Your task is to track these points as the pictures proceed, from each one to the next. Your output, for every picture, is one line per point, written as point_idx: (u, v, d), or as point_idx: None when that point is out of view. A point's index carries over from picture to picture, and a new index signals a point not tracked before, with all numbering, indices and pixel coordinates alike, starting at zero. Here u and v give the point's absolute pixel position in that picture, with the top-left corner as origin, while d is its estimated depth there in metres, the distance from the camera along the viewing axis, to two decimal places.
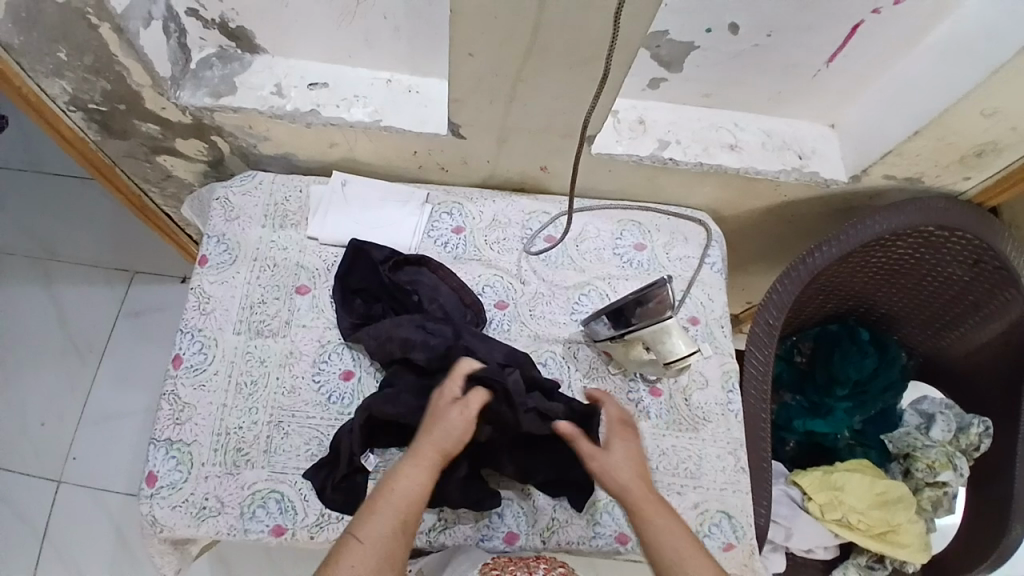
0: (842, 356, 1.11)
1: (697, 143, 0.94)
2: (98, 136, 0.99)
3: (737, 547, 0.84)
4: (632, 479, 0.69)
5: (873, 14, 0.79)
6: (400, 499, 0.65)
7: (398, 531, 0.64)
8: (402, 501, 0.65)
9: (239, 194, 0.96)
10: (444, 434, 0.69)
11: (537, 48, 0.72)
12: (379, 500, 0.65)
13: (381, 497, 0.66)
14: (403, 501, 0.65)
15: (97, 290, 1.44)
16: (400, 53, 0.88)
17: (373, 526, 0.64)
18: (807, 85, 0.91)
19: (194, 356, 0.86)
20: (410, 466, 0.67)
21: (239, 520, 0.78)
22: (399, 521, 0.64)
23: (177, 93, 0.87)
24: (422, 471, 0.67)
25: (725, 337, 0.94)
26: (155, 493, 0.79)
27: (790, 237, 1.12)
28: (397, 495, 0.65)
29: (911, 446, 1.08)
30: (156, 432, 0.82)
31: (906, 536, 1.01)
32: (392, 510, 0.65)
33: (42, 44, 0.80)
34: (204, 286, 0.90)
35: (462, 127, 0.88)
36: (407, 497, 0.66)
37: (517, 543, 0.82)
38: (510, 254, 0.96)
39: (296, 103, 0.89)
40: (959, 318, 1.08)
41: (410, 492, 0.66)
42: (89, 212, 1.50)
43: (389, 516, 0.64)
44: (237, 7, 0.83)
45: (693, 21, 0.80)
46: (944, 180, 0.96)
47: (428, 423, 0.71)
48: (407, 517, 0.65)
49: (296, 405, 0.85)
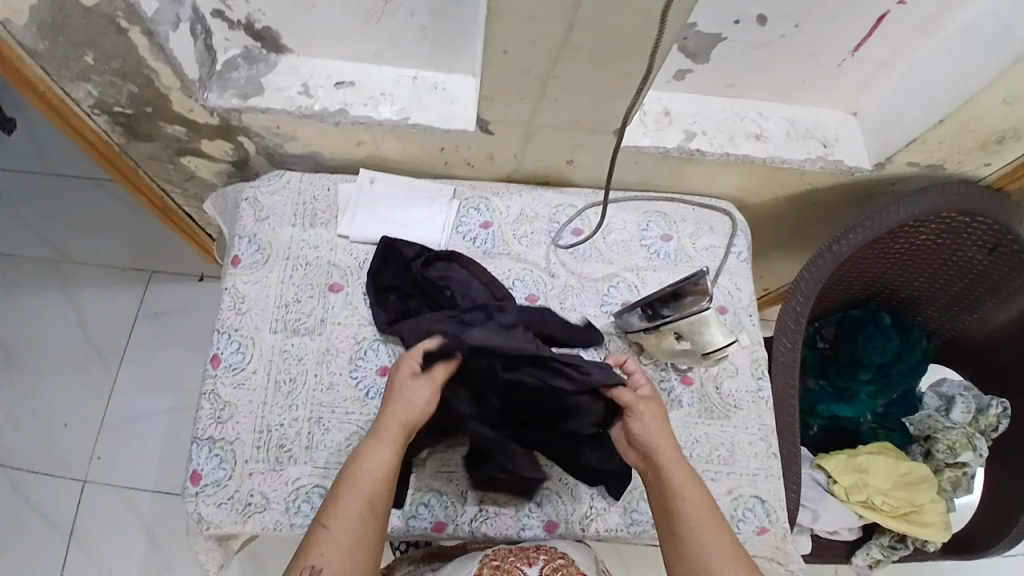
0: (865, 338, 1.13)
1: (722, 133, 0.94)
2: (122, 139, 0.99)
3: (770, 531, 0.86)
4: (659, 438, 0.73)
5: (900, 5, 0.79)
6: (365, 482, 0.68)
7: (367, 513, 0.66)
8: (368, 484, 0.68)
9: (268, 194, 0.97)
10: (399, 415, 0.71)
11: (570, 45, 0.72)
12: (345, 486, 0.68)
13: (348, 481, 0.68)
14: (367, 484, 0.67)
15: (116, 291, 1.45)
16: (425, 50, 0.87)
17: (341, 512, 0.66)
18: (831, 72, 0.90)
19: (232, 355, 0.87)
20: (371, 449, 0.69)
21: (284, 515, 0.80)
22: (366, 503, 0.67)
23: (204, 95, 0.87)
24: (383, 450, 0.69)
25: (753, 325, 0.96)
26: (200, 490, 0.81)
27: (811, 222, 1.13)
28: (362, 478, 0.68)
29: (932, 428, 1.11)
30: (199, 430, 0.84)
31: (931, 516, 1.02)
32: (357, 493, 0.67)
33: (68, 49, 0.80)
34: (238, 286, 0.91)
35: (490, 124, 0.88)
36: (371, 479, 0.68)
37: (557, 531, 0.84)
38: (538, 248, 0.97)
39: (324, 103, 0.89)
40: (980, 299, 1.08)
41: (373, 474, 0.68)
42: (104, 213, 1.50)
43: (356, 499, 0.67)
44: (263, 9, 0.82)
45: (721, 13, 0.80)
46: (966, 166, 0.97)
47: (390, 401, 0.73)
48: (374, 498, 0.67)
49: (335, 401, 0.86)
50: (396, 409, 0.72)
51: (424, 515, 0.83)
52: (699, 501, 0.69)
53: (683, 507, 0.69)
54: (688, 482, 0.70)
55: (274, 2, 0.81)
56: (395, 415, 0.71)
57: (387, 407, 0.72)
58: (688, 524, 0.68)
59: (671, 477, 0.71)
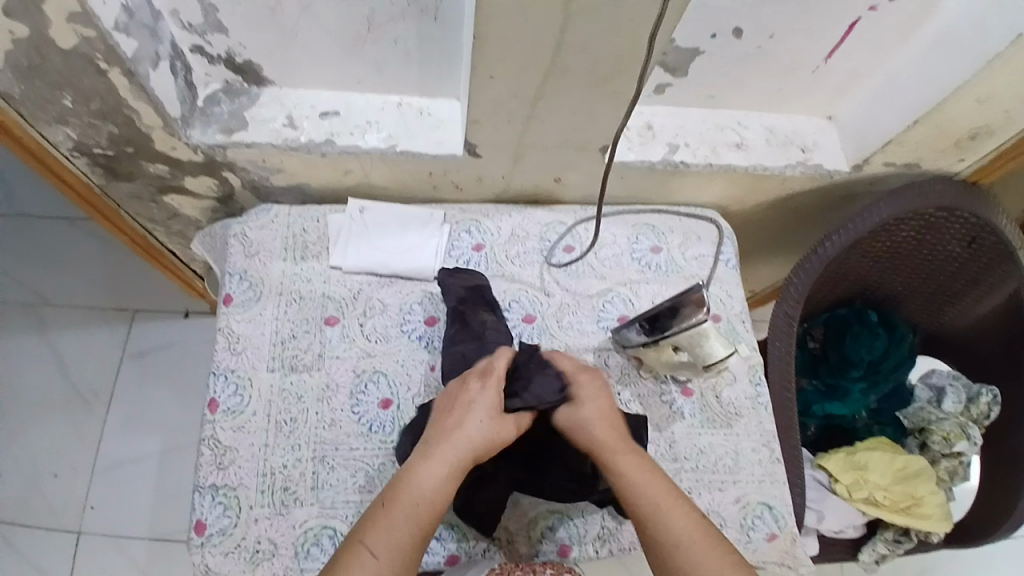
0: (853, 337, 1.16)
1: (706, 144, 0.96)
2: (103, 180, 0.98)
3: (780, 536, 0.86)
4: (602, 435, 0.77)
5: (871, 12, 0.82)
6: (423, 504, 0.69)
7: (418, 536, 0.68)
8: (420, 504, 0.69)
9: (256, 229, 0.96)
10: (469, 440, 0.74)
11: (557, 66, 0.74)
12: (396, 502, 0.69)
13: (400, 497, 0.69)
14: (419, 504, 0.69)
15: (97, 332, 1.41)
16: (409, 78, 0.87)
17: (390, 532, 0.67)
18: (806, 79, 0.93)
19: (230, 399, 0.86)
20: (427, 471, 0.71)
21: (295, 560, 0.78)
22: (418, 526, 0.68)
23: (187, 132, 0.86)
24: (440, 475, 0.71)
25: (747, 333, 0.97)
26: (205, 541, 0.79)
27: (793, 224, 1.16)
28: (414, 500, 0.69)
29: (925, 420, 1.14)
30: (200, 478, 0.82)
31: (930, 508, 1.03)
32: (413, 515, 0.68)
33: (46, 93, 0.79)
34: (233, 326, 0.90)
35: (479, 147, 0.88)
36: (425, 502, 0.69)
37: (571, 555, 0.83)
38: (531, 267, 0.97)
39: (310, 134, 0.88)
40: (961, 292, 1.12)
41: (427, 497, 0.69)
42: (81, 254, 1.47)
43: (407, 519, 0.68)
44: (245, 42, 0.82)
45: (699, 27, 0.81)
46: (941, 164, 1.00)
47: (460, 423, 0.75)
48: (422, 523, 0.68)
49: (338, 438, 0.85)
50: (467, 436, 0.74)
51: (436, 550, 0.81)
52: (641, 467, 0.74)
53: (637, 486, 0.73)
54: (636, 461, 0.75)
55: (255, 34, 0.80)
56: (465, 443, 0.74)
57: (458, 429, 0.75)
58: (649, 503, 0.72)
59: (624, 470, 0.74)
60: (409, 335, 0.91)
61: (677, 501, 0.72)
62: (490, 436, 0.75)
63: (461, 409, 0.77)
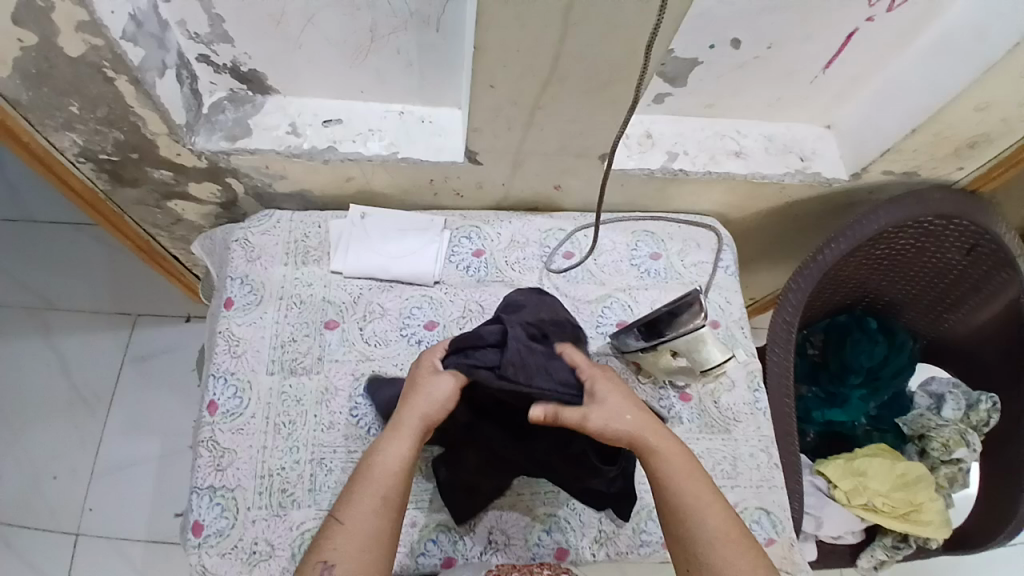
0: (852, 344, 1.16)
1: (704, 152, 0.97)
2: (108, 186, 0.99)
3: (777, 542, 0.86)
4: (634, 421, 0.72)
5: (868, 23, 0.83)
6: (379, 477, 0.68)
7: (381, 508, 0.66)
8: (381, 477, 0.68)
9: (258, 234, 0.97)
10: (420, 410, 0.72)
11: (557, 75, 0.75)
12: (357, 480, 0.68)
13: (363, 473, 0.68)
14: (380, 476, 0.68)
15: (101, 335, 1.42)
16: (411, 86, 0.88)
17: (354, 507, 0.66)
18: (804, 89, 0.94)
19: (229, 401, 0.87)
20: (384, 444, 0.70)
21: (291, 562, 0.79)
22: (380, 499, 0.67)
23: (192, 139, 0.87)
24: (398, 445, 0.70)
25: (745, 339, 0.98)
26: (203, 542, 0.79)
27: (792, 231, 1.16)
28: (375, 473, 0.68)
29: (925, 427, 1.14)
30: (198, 480, 0.82)
31: (929, 514, 1.03)
32: (371, 489, 0.67)
33: (54, 100, 0.80)
34: (232, 329, 0.91)
35: (480, 154, 0.89)
36: (385, 474, 0.68)
37: (568, 558, 0.84)
38: (531, 273, 0.98)
39: (313, 141, 0.89)
40: (960, 299, 1.12)
41: (388, 468, 0.68)
42: (85, 258, 1.48)
43: (370, 492, 0.67)
44: (250, 51, 0.83)
45: (698, 37, 0.82)
46: (939, 172, 1.01)
47: (412, 394, 0.74)
48: (388, 493, 0.67)
49: (337, 441, 0.86)
50: (414, 403, 0.73)
51: (433, 552, 0.82)
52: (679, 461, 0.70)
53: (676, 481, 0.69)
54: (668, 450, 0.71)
55: (260, 44, 0.82)
56: (414, 410, 0.72)
57: (407, 401, 0.73)
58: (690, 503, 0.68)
59: (658, 461, 0.70)
60: (409, 339, 0.92)
61: (705, 496, 0.68)
62: (438, 398, 0.73)
63: (411, 384, 0.75)
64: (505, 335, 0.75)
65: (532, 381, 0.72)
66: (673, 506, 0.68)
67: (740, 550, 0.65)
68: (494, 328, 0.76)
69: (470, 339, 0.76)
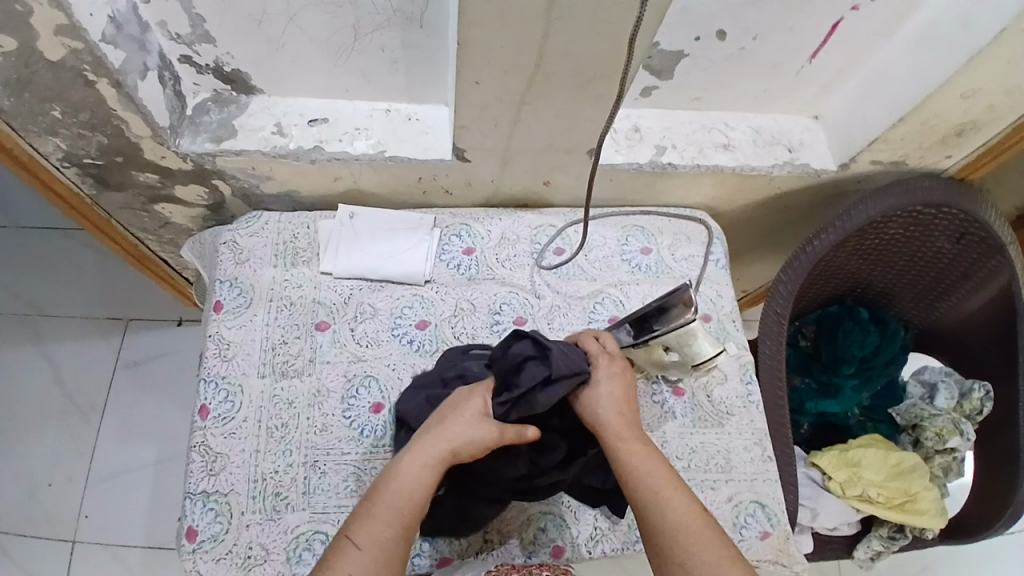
0: (843, 334, 1.16)
1: (692, 145, 0.97)
2: (94, 190, 0.98)
3: (773, 534, 0.86)
4: (610, 414, 0.73)
5: (853, 12, 0.83)
6: (400, 504, 0.67)
7: (399, 534, 0.66)
8: (403, 503, 0.67)
9: (246, 236, 0.96)
10: (450, 437, 0.70)
11: (542, 71, 0.74)
12: (380, 501, 0.67)
13: (385, 495, 0.67)
14: (403, 502, 0.67)
15: (92, 341, 1.41)
16: (397, 84, 0.88)
17: (376, 531, 0.65)
18: (791, 80, 0.93)
19: (221, 405, 0.86)
20: (408, 467, 0.69)
21: (286, 565, 0.79)
22: (401, 524, 0.66)
23: (176, 142, 0.86)
24: (423, 472, 0.69)
25: (737, 331, 0.97)
26: (197, 547, 0.79)
27: (783, 223, 1.16)
28: (398, 498, 0.67)
29: (918, 417, 1.13)
30: (190, 485, 0.82)
31: (926, 503, 1.03)
32: (391, 514, 0.66)
33: (36, 105, 0.79)
34: (222, 333, 0.90)
35: (467, 151, 0.89)
36: (407, 500, 0.67)
37: (564, 556, 0.84)
38: (521, 270, 0.98)
39: (298, 141, 0.89)
40: (951, 288, 1.13)
41: (410, 495, 0.67)
42: (74, 264, 1.47)
43: (391, 518, 0.66)
44: (233, 52, 0.82)
45: (684, 30, 0.82)
46: (928, 160, 1.01)
47: (446, 419, 0.72)
48: (408, 520, 0.66)
49: (330, 443, 0.85)
50: (439, 435, 0.70)
51: (427, 553, 0.82)
52: (651, 460, 0.71)
53: (643, 477, 0.69)
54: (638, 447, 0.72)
55: (243, 44, 0.81)
56: (437, 439, 0.70)
57: (440, 425, 0.72)
58: (658, 501, 0.68)
59: (627, 456, 0.71)
60: (401, 339, 0.92)
61: (674, 489, 0.69)
62: (465, 437, 0.70)
63: (450, 413, 0.73)
64: (541, 345, 0.74)
65: (579, 372, 0.74)
66: (639, 500, 0.68)
67: (706, 541, 0.65)
68: (526, 342, 0.75)
69: (511, 363, 0.74)
